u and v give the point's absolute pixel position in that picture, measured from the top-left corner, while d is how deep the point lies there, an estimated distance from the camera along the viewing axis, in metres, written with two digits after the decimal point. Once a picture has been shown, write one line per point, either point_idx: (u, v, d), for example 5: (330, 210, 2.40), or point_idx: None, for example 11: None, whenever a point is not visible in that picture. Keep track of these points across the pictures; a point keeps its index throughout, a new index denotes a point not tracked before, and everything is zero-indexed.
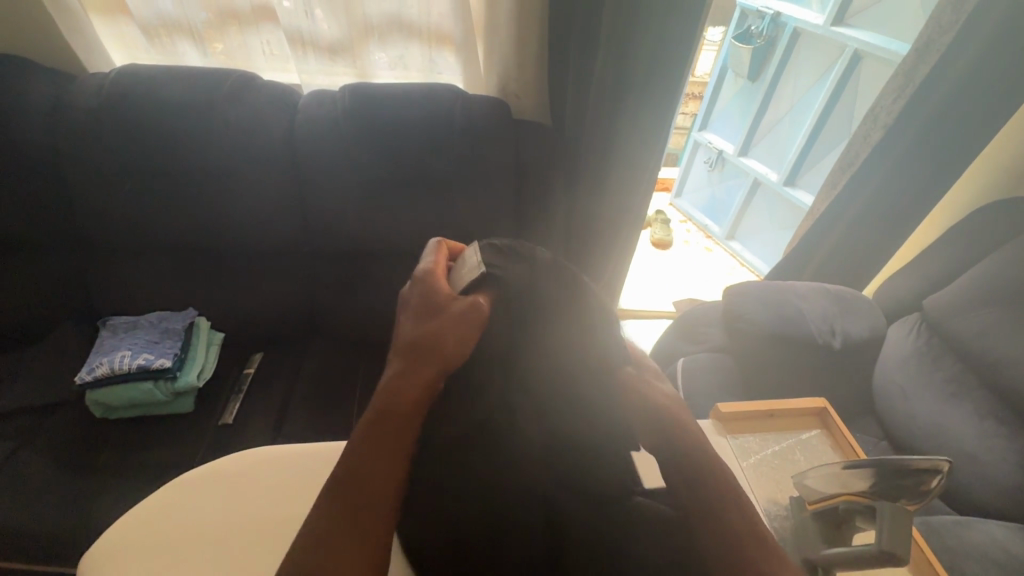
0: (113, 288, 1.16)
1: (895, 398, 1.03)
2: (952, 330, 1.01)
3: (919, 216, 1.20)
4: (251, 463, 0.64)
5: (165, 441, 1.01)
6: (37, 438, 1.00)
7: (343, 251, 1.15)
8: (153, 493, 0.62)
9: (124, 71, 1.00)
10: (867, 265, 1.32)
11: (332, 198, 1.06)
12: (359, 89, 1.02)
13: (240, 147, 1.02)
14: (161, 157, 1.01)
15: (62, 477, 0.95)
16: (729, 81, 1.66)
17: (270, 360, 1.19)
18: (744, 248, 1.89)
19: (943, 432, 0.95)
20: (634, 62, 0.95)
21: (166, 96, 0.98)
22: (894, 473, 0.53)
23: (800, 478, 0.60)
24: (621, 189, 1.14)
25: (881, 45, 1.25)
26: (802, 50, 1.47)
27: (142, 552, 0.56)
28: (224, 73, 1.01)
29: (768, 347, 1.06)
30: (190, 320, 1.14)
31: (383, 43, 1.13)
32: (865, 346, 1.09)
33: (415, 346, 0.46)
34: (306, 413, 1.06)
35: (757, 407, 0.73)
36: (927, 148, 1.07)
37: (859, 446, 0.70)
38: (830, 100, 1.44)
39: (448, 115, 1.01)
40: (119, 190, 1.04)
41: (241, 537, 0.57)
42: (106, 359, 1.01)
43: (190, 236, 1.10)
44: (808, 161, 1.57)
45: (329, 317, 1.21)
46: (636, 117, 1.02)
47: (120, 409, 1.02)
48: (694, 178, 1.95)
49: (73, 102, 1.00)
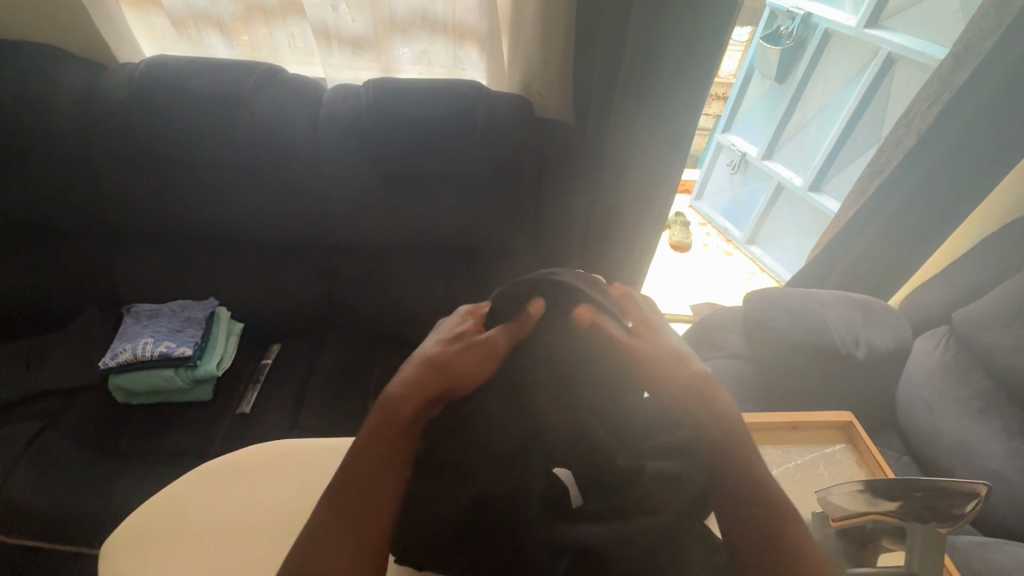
0: (137, 276, 1.18)
1: (920, 413, 1.01)
2: (983, 346, 0.97)
3: (951, 226, 1.17)
4: (263, 461, 0.64)
5: (184, 428, 1.02)
6: (62, 420, 1.02)
7: (362, 245, 1.15)
8: (169, 485, 0.62)
9: (153, 62, 1.01)
10: (896, 273, 1.29)
11: (353, 192, 1.07)
12: (383, 84, 1.02)
13: (264, 139, 1.02)
14: (186, 148, 1.02)
15: (83, 459, 0.97)
16: (754, 82, 1.60)
17: (288, 352, 1.20)
18: (764, 252, 1.87)
19: (969, 451, 0.92)
20: (659, 63, 0.94)
21: (193, 88, 0.99)
22: (926, 494, 0.51)
23: (823, 493, 0.58)
24: (643, 191, 1.12)
25: (916, 49, 1.22)
26: (833, 51, 1.43)
27: (154, 546, 0.56)
28: (250, 66, 1.02)
29: (790, 356, 1.04)
30: (211, 310, 1.15)
31: (407, 38, 1.12)
32: (889, 358, 1.06)
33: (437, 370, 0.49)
34: (321, 406, 1.07)
35: (779, 419, 0.72)
36: (961, 157, 1.04)
37: (887, 464, 0.68)
38: (861, 103, 1.41)
39: (471, 111, 1.01)
40: (146, 180, 1.06)
41: (249, 535, 0.57)
42: (129, 345, 1.03)
43: (212, 226, 1.12)
44: (835, 167, 1.54)
45: (347, 310, 1.22)
46: (661, 117, 1.00)
47: (141, 395, 1.04)
48: (716, 181, 1.88)
49: (102, 92, 1.01)
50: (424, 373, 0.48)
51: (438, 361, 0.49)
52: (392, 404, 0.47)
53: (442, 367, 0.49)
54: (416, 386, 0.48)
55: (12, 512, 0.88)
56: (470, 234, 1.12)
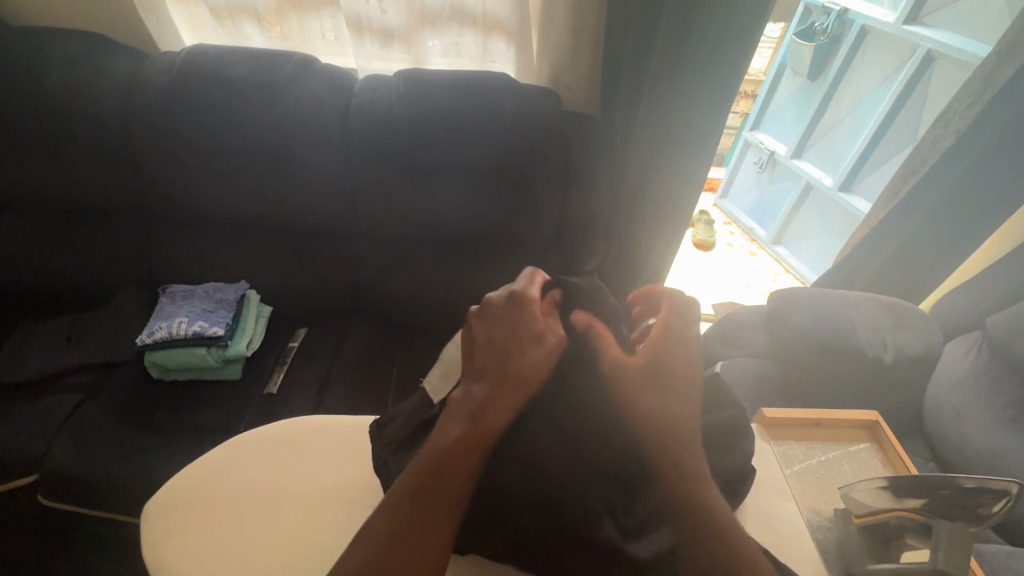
0: (171, 258, 1.22)
1: (947, 419, 0.99)
2: (1018, 352, 0.94)
3: (989, 228, 1.13)
4: (297, 433, 0.67)
5: (214, 404, 1.06)
6: (100, 393, 1.06)
7: (387, 234, 1.18)
8: (210, 451, 0.65)
9: (193, 51, 1.05)
10: (927, 275, 1.26)
11: (380, 180, 1.09)
12: (413, 75, 1.04)
13: (296, 126, 1.05)
14: (223, 133, 1.05)
15: (120, 430, 1.00)
16: (786, 79, 1.61)
17: (313, 336, 1.23)
18: (790, 253, 1.83)
19: (998, 458, 0.90)
20: (689, 57, 0.94)
21: (232, 76, 1.02)
22: (955, 492, 0.51)
23: (846, 489, 0.57)
24: (668, 187, 1.12)
25: (958, 46, 1.18)
26: (868, 50, 1.41)
27: (191, 507, 0.59)
28: (285, 56, 1.05)
29: (815, 355, 1.03)
30: (242, 293, 1.18)
31: (438, 30, 1.13)
32: (918, 362, 1.04)
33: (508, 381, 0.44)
34: (343, 388, 1.09)
35: (801, 415, 0.70)
36: (1002, 156, 1.01)
37: (913, 462, 0.65)
38: (896, 102, 1.37)
39: (500, 101, 1.02)
40: (183, 165, 1.09)
41: (280, 502, 0.59)
42: (165, 324, 1.07)
43: (243, 210, 1.15)
44: (868, 167, 1.50)
45: (370, 296, 1.25)
46: (689, 111, 1.00)
47: (175, 372, 1.08)
48: (743, 179, 1.90)
49: (144, 78, 1.05)
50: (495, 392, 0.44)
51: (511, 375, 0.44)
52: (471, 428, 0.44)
53: (520, 377, 0.44)
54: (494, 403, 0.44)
55: (52, 477, 0.92)
56: (495, 225, 1.13)
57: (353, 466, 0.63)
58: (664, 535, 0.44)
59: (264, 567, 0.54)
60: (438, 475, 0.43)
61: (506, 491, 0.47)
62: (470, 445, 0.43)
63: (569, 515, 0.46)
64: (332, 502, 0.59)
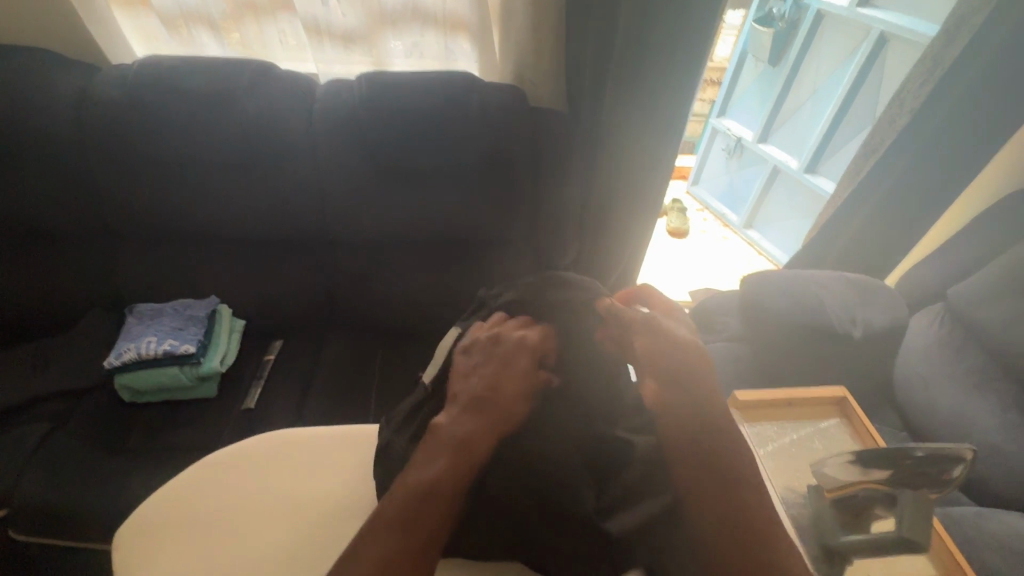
0: (137, 277, 1.18)
1: (917, 389, 1.02)
2: (979, 320, 0.98)
3: (946, 201, 1.17)
4: (274, 447, 0.66)
5: (191, 424, 1.04)
6: (69, 421, 1.03)
7: (359, 240, 1.17)
8: (183, 470, 0.64)
9: (146, 62, 1.02)
10: (891, 251, 1.30)
11: (348, 186, 1.08)
12: (376, 78, 1.02)
13: (259, 134, 1.03)
14: (183, 146, 1.02)
15: (92, 457, 0.97)
16: (749, 65, 1.68)
17: (290, 348, 1.21)
18: (762, 236, 1.87)
19: (965, 423, 0.93)
20: (652, 48, 0.95)
21: (188, 87, 0.99)
22: (916, 461, 0.52)
23: (818, 467, 0.58)
24: (637, 177, 1.14)
25: (909, 26, 1.22)
26: (825, 34, 1.45)
27: (163, 531, 0.58)
28: (242, 64, 1.03)
29: (788, 336, 1.05)
30: (213, 308, 1.15)
31: (399, 31, 1.12)
32: (886, 336, 1.07)
33: (484, 405, 0.51)
34: (323, 399, 1.08)
35: (773, 394, 0.71)
36: (955, 133, 1.05)
37: (880, 435, 0.67)
38: (854, 83, 1.40)
39: (465, 100, 1.01)
40: (144, 181, 1.06)
41: (258, 519, 0.58)
42: (133, 345, 1.04)
43: (210, 223, 1.12)
44: (831, 148, 1.53)
45: (346, 304, 1.23)
46: (654, 100, 1.02)
47: (147, 393, 1.05)
48: (713, 166, 1.96)
49: (96, 93, 1.02)
50: (478, 412, 0.51)
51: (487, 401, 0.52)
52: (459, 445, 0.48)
53: (497, 405, 0.51)
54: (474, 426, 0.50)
55: (22, 511, 0.89)
56: (468, 225, 1.13)
57: (334, 477, 0.63)
58: (642, 508, 0.50)
59: None
60: (438, 490, 0.46)
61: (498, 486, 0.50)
62: (455, 461, 0.47)
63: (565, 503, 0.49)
64: (312, 515, 0.59)
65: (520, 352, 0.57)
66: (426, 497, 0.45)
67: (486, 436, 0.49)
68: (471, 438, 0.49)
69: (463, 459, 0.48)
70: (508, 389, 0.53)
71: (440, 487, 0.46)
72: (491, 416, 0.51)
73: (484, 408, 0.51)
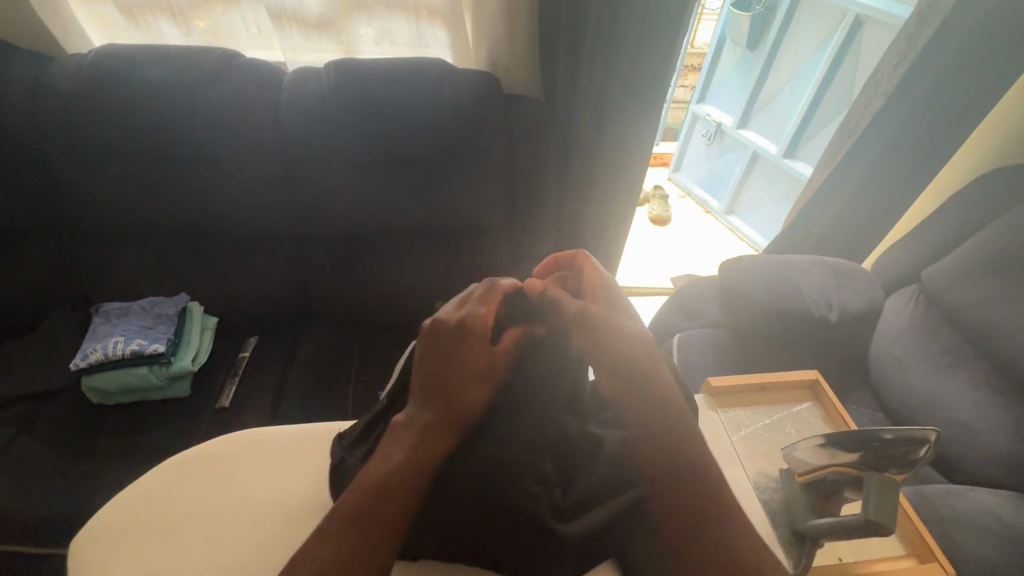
0: (104, 276, 1.15)
1: (892, 370, 1.03)
2: (951, 301, 0.99)
3: (920, 184, 1.18)
4: (240, 446, 0.65)
5: (165, 424, 1.01)
6: (35, 425, 0.99)
7: (334, 233, 1.14)
8: (145, 473, 0.62)
9: (104, 52, 0.97)
10: (867, 235, 1.31)
11: (319, 178, 1.06)
12: (345, 66, 1.00)
13: (226, 126, 1.00)
14: (146, 140, 0.99)
15: (61, 462, 0.95)
16: (728, 51, 1.66)
17: (266, 344, 1.18)
18: (742, 222, 1.87)
19: (938, 402, 0.95)
20: (626, 33, 0.94)
21: (148, 76, 0.96)
22: (885, 442, 0.52)
23: (789, 450, 0.59)
24: (616, 165, 1.13)
25: (884, 8, 1.22)
26: (802, 18, 1.45)
27: (123, 537, 0.56)
28: (206, 53, 0.99)
29: (766, 320, 1.05)
30: (183, 306, 1.12)
31: (369, 17, 1.09)
32: (862, 319, 1.08)
33: (444, 398, 0.48)
34: (301, 395, 1.06)
35: (747, 380, 0.71)
36: (928, 116, 1.05)
37: (851, 418, 0.67)
38: (830, 67, 1.40)
39: (438, 87, 0.99)
40: (106, 177, 1.02)
41: (223, 520, 0.57)
42: (99, 346, 1.01)
43: (179, 219, 1.09)
44: (808, 132, 1.54)
45: (322, 299, 1.21)
46: (630, 86, 1.01)
47: (117, 395, 1.02)
48: (694, 152, 1.96)
49: (51, 84, 0.97)
50: (438, 406, 0.47)
51: (447, 392, 0.48)
52: (420, 443, 0.46)
53: (457, 396, 0.48)
54: (434, 421, 0.47)
55: None
56: (445, 216, 1.11)
57: (301, 474, 0.62)
58: (604, 510, 0.49)
59: None
60: (387, 492, 0.44)
61: (460, 487, 0.48)
62: (414, 459, 0.45)
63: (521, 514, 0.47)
64: (279, 513, 0.58)
65: (474, 334, 0.50)
66: (384, 497, 0.43)
67: (446, 434, 0.47)
68: (431, 434, 0.46)
69: (425, 457, 0.45)
70: (461, 383, 0.49)
71: (399, 486, 0.44)
72: (450, 409, 0.47)
73: (443, 400, 0.48)
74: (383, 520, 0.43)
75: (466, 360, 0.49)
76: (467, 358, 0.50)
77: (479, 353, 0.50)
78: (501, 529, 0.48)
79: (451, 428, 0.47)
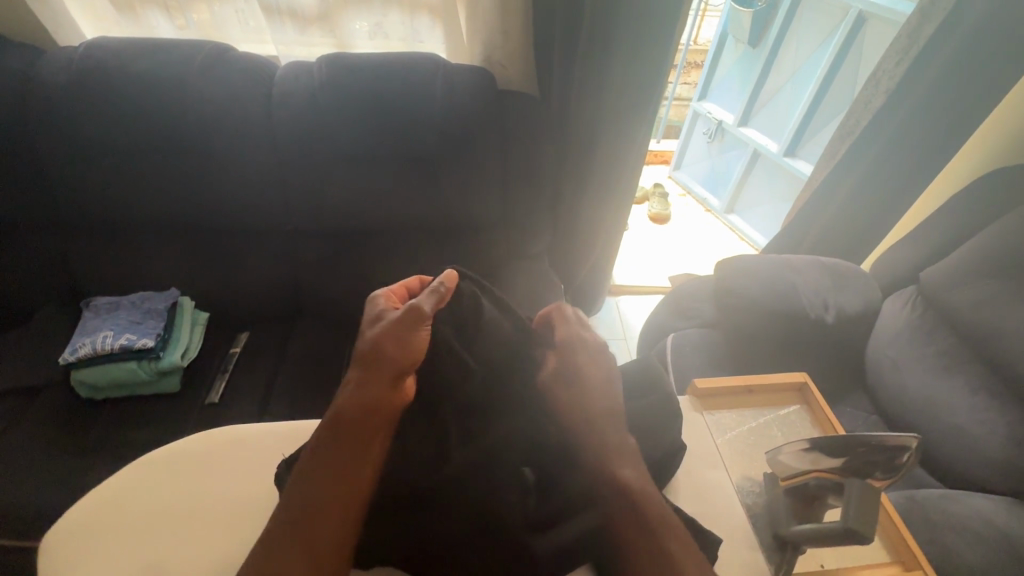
0: (97, 270, 1.15)
1: (888, 373, 1.02)
2: (948, 303, 0.98)
3: (920, 184, 1.16)
4: (219, 442, 0.64)
5: (154, 419, 1.01)
6: (25, 419, 1.00)
7: (326, 228, 1.14)
8: (122, 469, 0.62)
9: (94, 45, 0.97)
10: (866, 235, 1.29)
11: (309, 173, 1.05)
12: (336, 60, 0.99)
13: (216, 120, 0.99)
14: (136, 134, 0.98)
15: (49, 456, 0.94)
16: (729, 48, 1.67)
17: (257, 340, 1.18)
18: (742, 221, 1.85)
19: (933, 406, 0.94)
20: (620, 29, 0.93)
21: (137, 69, 0.95)
22: (868, 449, 0.51)
23: (773, 454, 0.58)
24: (611, 162, 1.12)
25: (887, 5, 1.20)
26: (804, 14, 1.43)
27: (97, 534, 0.56)
28: (197, 46, 0.99)
29: (760, 321, 1.04)
30: (173, 301, 1.12)
31: (362, 11, 1.08)
32: (858, 320, 1.06)
33: (369, 369, 0.51)
34: (290, 392, 1.06)
35: (734, 382, 0.70)
36: (929, 114, 1.04)
37: (839, 422, 0.66)
38: (833, 65, 1.38)
39: (430, 82, 0.98)
40: (97, 171, 1.02)
41: (198, 518, 0.57)
42: (88, 340, 1.01)
43: (171, 213, 1.09)
44: (809, 131, 1.52)
45: (314, 295, 1.20)
46: (625, 82, 0.99)
47: (106, 389, 1.02)
48: (695, 149, 1.95)
49: (42, 78, 0.97)
50: (366, 378, 0.51)
51: (374, 363, 0.51)
52: (348, 412, 0.49)
53: (380, 366, 0.51)
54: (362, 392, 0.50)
55: None
56: (437, 212, 1.10)
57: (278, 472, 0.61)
58: (578, 523, 0.50)
59: None
60: (321, 459, 0.47)
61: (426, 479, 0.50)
62: (344, 428, 0.49)
63: (488, 512, 0.48)
64: (254, 512, 0.57)
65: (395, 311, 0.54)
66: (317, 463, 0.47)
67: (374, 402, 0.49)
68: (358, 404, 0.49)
69: (354, 427, 0.48)
70: (383, 355, 0.51)
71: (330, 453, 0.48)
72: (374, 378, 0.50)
73: (369, 371, 0.51)
74: (318, 486, 0.46)
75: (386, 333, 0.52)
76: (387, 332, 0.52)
77: (395, 326, 0.53)
78: (466, 533, 0.49)
79: (379, 397, 0.50)
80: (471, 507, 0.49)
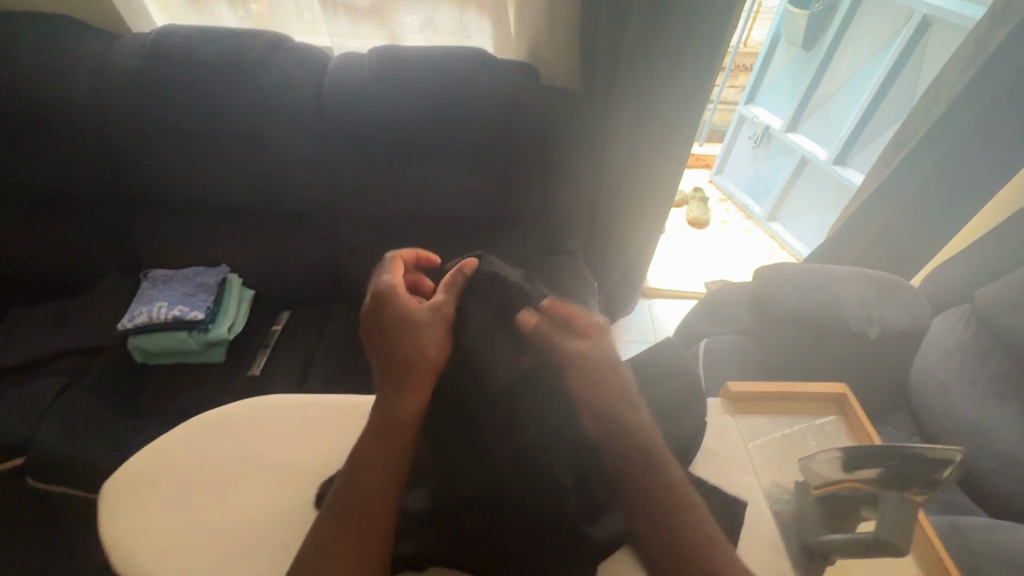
0: (155, 244, 1.22)
1: (934, 392, 0.97)
2: (1005, 324, 0.93)
3: (981, 198, 1.10)
4: (263, 411, 0.67)
5: (200, 387, 1.07)
6: (85, 377, 1.07)
7: (368, 214, 1.17)
8: (175, 429, 0.65)
9: (164, 31, 1.03)
10: (918, 249, 1.23)
11: (355, 160, 1.08)
12: (385, 52, 1.02)
13: (270, 105, 1.03)
14: (197, 117, 1.04)
15: (105, 414, 1.01)
16: (782, 50, 1.62)
17: (297, 319, 1.23)
18: (786, 229, 1.80)
19: (981, 430, 0.90)
20: (670, 29, 0.92)
21: (202, 56, 1.00)
22: (904, 462, 0.49)
23: (806, 461, 0.56)
24: (652, 162, 1.11)
25: (954, 9, 1.15)
26: (864, 18, 1.38)
27: (150, 487, 0.60)
28: (257, 35, 1.03)
29: (799, 329, 1.02)
30: (223, 276, 1.18)
31: (413, 5, 1.11)
32: (906, 336, 1.02)
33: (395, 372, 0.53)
34: (326, 370, 1.10)
35: (768, 387, 0.69)
36: (994, 125, 0.99)
37: (876, 433, 0.64)
38: (892, 71, 1.33)
39: (475, 76, 1.00)
40: (161, 151, 1.08)
41: (241, 481, 0.60)
42: (145, 308, 1.07)
43: (224, 194, 1.14)
44: (863, 140, 1.46)
45: (352, 278, 1.24)
46: (671, 82, 0.99)
47: (159, 355, 1.09)
48: (739, 154, 1.91)
49: (116, 62, 1.04)
50: (397, 380, 0.53)
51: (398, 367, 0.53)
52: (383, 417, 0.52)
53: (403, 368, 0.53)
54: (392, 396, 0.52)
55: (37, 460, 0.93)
56: (476, 204, 1.12)
57: (316, 445, 0.64)
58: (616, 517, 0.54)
59: (224, 540, 0.55)
60: (361, 465, 0.50)
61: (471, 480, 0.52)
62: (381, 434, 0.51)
63: (543, 513, 0.51)
64: (292, 481, 0.60)
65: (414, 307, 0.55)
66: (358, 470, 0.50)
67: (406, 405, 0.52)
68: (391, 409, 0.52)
69: (387, 431, 0.51)
70: (407, 357, 0.53)
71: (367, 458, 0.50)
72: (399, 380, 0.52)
73: (396, 374, 0.53)
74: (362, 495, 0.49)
75: (406, 332, 0.54)
76: (407, 331, 0.54)
77: (416, 324, 0.54)
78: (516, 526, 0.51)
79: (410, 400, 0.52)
80: (529, 505, 0.51)
